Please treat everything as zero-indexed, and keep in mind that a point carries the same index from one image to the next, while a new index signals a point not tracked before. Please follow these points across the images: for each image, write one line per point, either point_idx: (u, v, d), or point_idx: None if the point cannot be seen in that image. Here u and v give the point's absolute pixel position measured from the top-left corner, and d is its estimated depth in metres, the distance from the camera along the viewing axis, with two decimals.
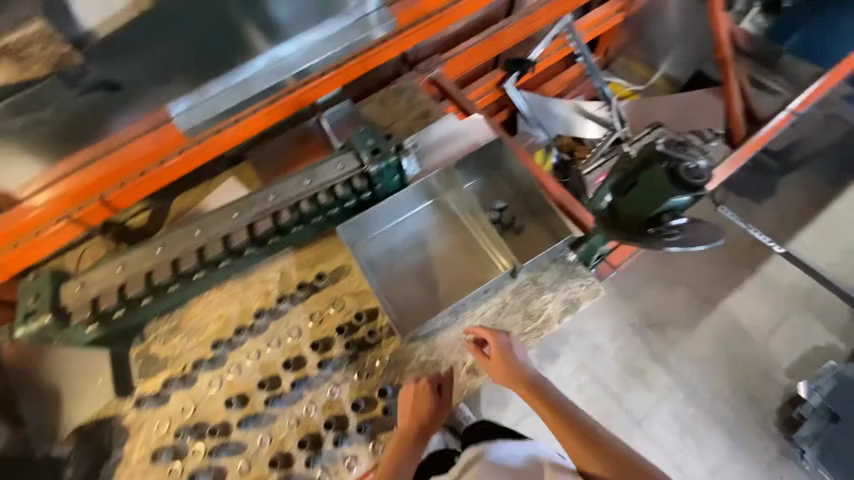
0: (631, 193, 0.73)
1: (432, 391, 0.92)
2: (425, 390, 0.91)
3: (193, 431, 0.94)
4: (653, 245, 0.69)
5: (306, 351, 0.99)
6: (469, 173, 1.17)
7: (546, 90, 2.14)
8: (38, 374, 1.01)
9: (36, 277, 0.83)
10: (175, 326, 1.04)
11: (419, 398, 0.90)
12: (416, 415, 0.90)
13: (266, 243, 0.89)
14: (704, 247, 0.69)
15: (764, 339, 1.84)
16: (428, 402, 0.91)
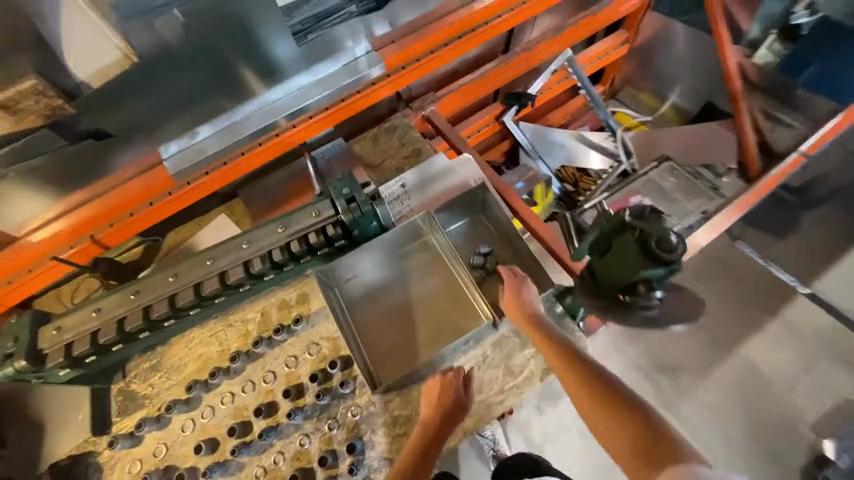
0: (606, 256, 0.69)
1: (456, 385, 0.91)
2: (448, 381, 0.90)
3: (162, 476, 0.92)
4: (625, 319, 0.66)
5: (279, 396, 0.98)
6: (454, 216, 1.15)
7: (550, 120, 2.14)
8: (28, 404, 1.04)
9: (17, 320, 0.84)
10: (155, 363, 1.04)
11: (442, 389, 0.89)
12: (441, 404, 0.88)
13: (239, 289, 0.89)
14: (678, 325, 0.64)
15: (786, 389, 1.70)
16: (453, 393, 0.89)
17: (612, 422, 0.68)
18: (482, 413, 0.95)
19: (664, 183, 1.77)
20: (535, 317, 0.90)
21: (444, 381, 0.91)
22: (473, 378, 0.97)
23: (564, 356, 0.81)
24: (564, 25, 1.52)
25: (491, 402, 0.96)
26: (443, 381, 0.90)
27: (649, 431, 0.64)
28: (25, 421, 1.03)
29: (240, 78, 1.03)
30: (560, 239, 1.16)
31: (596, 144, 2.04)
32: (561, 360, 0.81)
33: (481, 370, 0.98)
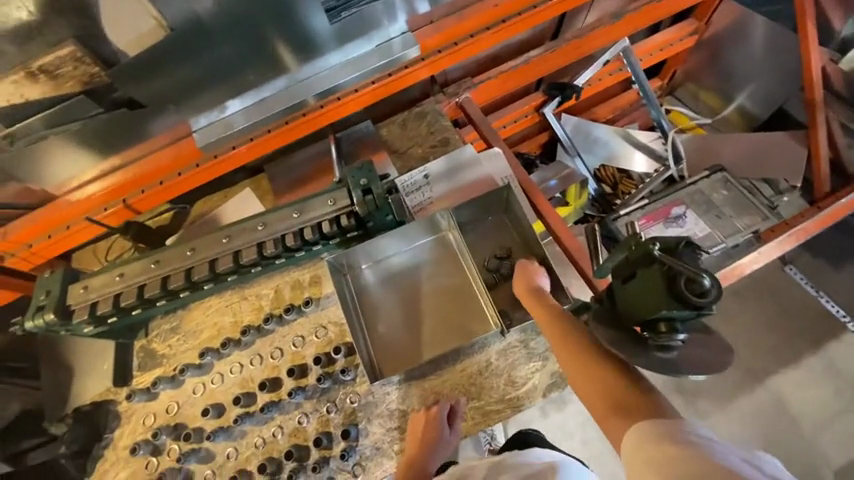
0: (629, 284, 0.63)
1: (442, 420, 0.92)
2: (433, 418, 0.91)
3: (171, 432, 0.98)
4: (636, 360, 0.58)
5: (283, 373, 1.01)
6: (475, 214, 1.10)
7: (596, 114, 2.00)
8: (62, 348, 1.13)
9: (51, 274, 0.90)
10: (175, 326, 1.10)
11: (425, 428, 0.91)
12: (424, 445, 0.91)
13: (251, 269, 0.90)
14: (698, 375, 0.56)
15: (815, 430, 1.59)
16: (439, 434, 0.91)
17: (593, 377, 0.69)
18: (478, 419, 0.93)
19: (713, 195, 1.62)
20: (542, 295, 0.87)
21: (428, 417, 0.92)
22: (474, 383, 0.96)
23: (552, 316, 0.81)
24: (623, 12, 1.37)
25: (488, 410, 0.94)
26: (428, 417, 0.92)
27: (630, 388, 0.65)
28: (59, 364, 1.12)
29: (274, 54, 1.01)
30: (586, 252, 1.09)
31: (642, 145, 1.90)
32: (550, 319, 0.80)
33: (484, 376, 0.96)
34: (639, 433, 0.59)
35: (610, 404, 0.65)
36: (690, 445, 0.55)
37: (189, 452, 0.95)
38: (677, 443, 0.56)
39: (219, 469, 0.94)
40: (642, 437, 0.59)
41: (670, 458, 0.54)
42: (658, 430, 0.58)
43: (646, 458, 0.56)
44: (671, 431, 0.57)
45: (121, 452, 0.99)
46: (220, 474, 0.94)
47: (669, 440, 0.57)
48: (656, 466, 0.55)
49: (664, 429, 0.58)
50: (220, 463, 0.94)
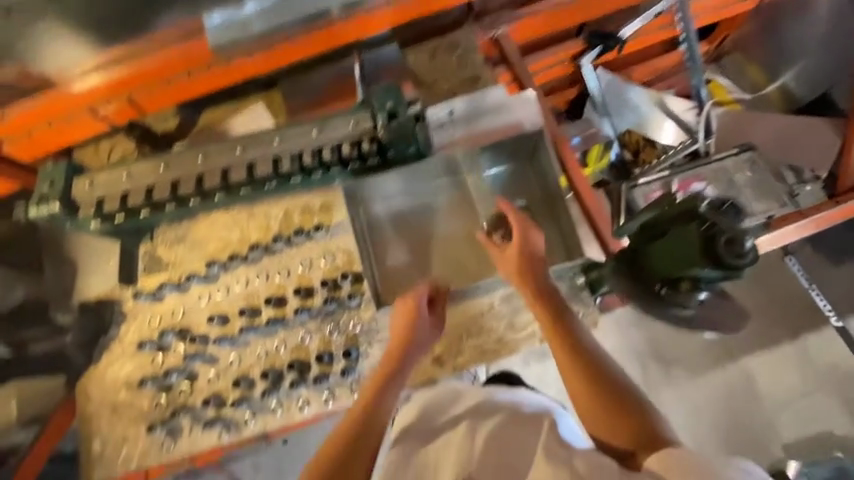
0: (657, 242, 0.63)
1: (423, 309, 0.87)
2: (412, 305, 0.86)
3: (177, 334, 1.01)
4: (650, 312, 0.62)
5: (289, 292, 1.02)
6: (497, 159, 1.06)
7: (633, 74, 1.84)
8: (65, 244, 1.12)
9: (54, 165, 0.86)
10: (181, 235, 1.09)
11: (403, 317, 0.85)
12: (404, 335, 0.84)
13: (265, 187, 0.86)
14: (710, 332, 0.61)
15: (775, 409, 1.70)
16: (417, 321, 0.85)
17: (603, 394, 0.68)
18: (475, 356, 0.97)
19: (736, 175, 1.58)
20: (540, 282, 0.83)
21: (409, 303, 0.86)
22: (475, 323, 0.98)
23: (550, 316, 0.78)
24: None
25: (486, 349, 0.97)
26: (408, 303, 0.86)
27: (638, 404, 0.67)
28: (61, 259, 1.12)
29: None
30: (604, 212, 1.05)
31: (674, 114, 1.79)
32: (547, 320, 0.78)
33: (484, 318, 0.98)
34: (660, 457, 0.59)
35: (621, 426, 0.65)
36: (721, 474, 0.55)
37: (194, 354, 0.99)
38: (705, 466, 0.56)
39: (223, 372, 0.99)
40: (665, 460, 0.59)
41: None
42: (686, 455, 0.58)
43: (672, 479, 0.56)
44: (700, 455, 0.58)
45: (127, 346, 1.03)
46: (224, 377, 0.98)
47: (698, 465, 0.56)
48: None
49: (692, 453, 0.58)
50: (224, 368, 0.99)
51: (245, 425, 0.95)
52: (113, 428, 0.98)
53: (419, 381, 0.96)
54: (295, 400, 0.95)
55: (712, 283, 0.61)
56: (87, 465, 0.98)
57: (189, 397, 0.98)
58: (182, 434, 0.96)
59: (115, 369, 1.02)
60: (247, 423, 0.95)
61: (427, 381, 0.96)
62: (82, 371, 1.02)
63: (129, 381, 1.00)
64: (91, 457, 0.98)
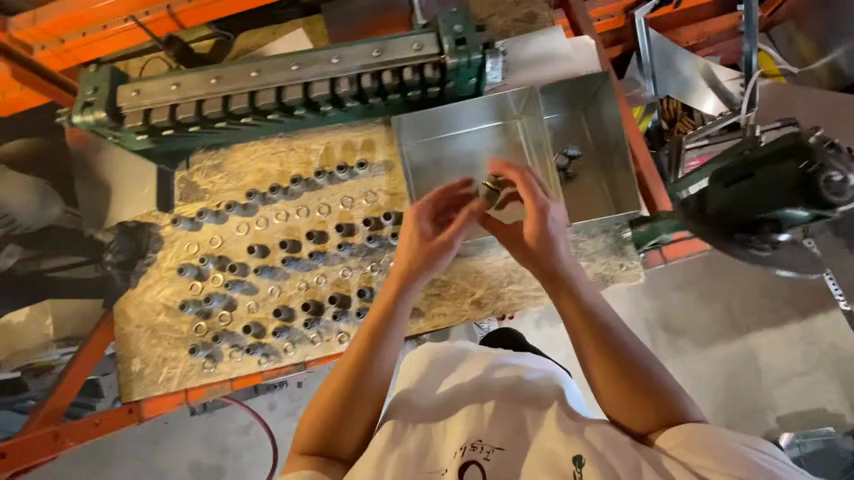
0: (738, 184, 0.61)
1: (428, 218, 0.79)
2: (412, 219, 0.77)
3: (217, 261, 1.01)
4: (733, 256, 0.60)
5: (330, 228, 1.01)
6: (552, 104, 1.02)
7: (680, 36, 1.73)
8: (97, 166, 1.09)
9: (97, 71, 0.82)
10: (218, 164, 1.06)
11: (408, 230, 0.77)
12: (410, 251, 0.76)
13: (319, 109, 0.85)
14: (790, 272, 0.60)
15: (772, 383, 1.72)
16: (423, 234, 0.77)
17: (619, 375, 0.65)
18: (515, 301, 0.97)
19: None
20: (554, 263, 0.72)
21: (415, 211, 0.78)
22: (517, 271, 0.98)
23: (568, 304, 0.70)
24: None
25: (526, 296, 0.97)
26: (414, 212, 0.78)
27: (658, 383, 0.64)
28: (96, 182, 1.09)
29: None
30: (656, 170, 1.00)
31: (717, 84, 1.69)
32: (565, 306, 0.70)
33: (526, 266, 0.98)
34: (670, 436, 0.59)
35: (634, 405, 0.63)
36: (741, 456, 0.54)
37: (235, 282, 0.99)
38: (722, 446, 0.55)
39: (262, 302, 0.99)
40: (677, 439, 0.58)
41: (716, 459, 0.54)
42: (703, 434, 0.57)
43: (684, 458, 0.56)
44: (718, 436, 0.56)
45: (165, 272, 1.02)
46: (263, 307, 0.99)
47: (711, 438, 0.56)
48: (692, 455, 0.55)
49: (710, 434, 0.57)
50: (263, 298, 0.99)
51: (285, 354, 0.97)
52: (152, 350, 0.99)
53: (458, 322, 0.97)
54: (335, 333, 0.96)
55: (796, 225, 0.60)
56: (126, 384, 0.97)
57: (229, 324, 0.99)
58: (222, 358, 0.98)
59: (153, 292, 1.01)
60: (286, 352, 0.97)
61: (466, 322, 0.97)
62: (119, 293, 1.02)
63: (168, 304, 1.01)
64: (130, 376, 0.98)
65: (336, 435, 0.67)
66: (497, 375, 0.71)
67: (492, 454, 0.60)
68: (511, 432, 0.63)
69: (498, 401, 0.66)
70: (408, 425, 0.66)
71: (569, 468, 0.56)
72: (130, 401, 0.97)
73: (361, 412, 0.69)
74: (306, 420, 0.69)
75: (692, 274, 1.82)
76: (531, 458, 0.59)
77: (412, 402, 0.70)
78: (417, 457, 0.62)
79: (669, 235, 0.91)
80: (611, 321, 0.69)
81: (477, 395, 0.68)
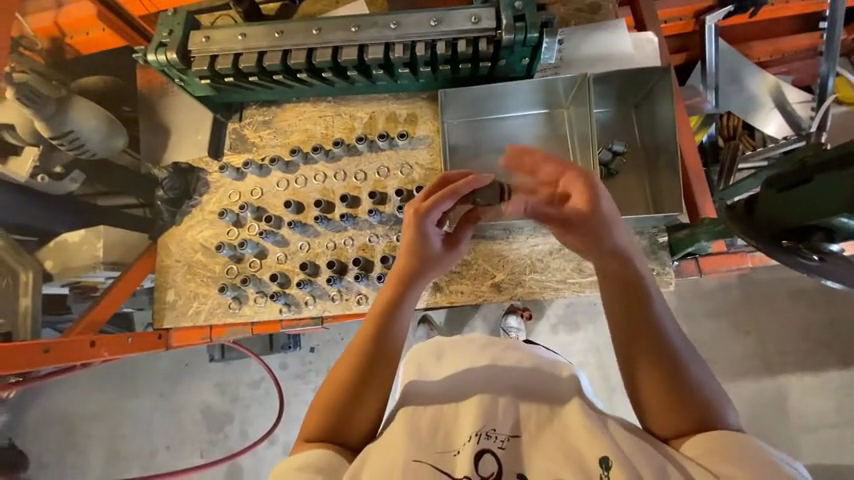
0: (794, 190, 0.59)
1: (436, 218, 0.72)
2: (419, 213, 0.70)
3: (255, 211, 1.06)
4: (780, 258, 0.58)
5: (363, 195, 1.04)
6: (604, 98, 1.00)
7: (749, 51, 1.52)
8: (160, 110, 1.17)
9: (175, 15, 0.93)
10: (268, 121, 1.11)
11: (412, 228, 0.71)
12: (414, 251, 0.72)
13: (370, 74, 0.97)
14: (833, 282, 0.55)
15: (801, 435, 1.50)
16: (429, 235, 0.73)
17: (644, 370, 0.61)
18: (535, 290, 0.97)
19: None
20: (609, 244, 0.66)
21: (417, 208, 0.71)
22: (541, 261, 0.98)
23: (617, 293, 0.65)
24: None
25: (546, 285, 0.97)
26: (417, 209, 0.71)
27: (686, 380, 0.60)
28: (158, 126, 1.17)
29: None
30: (705, 178, 0.97)
31: (787, 105, 1.46)
32: (615, 297, 0.65)
33: (550, 257, 0.97)
34: (699, 442, 0.54)
35: (658, 406, 0.59)
36: (773, 470, 0.49)
37: (268, 232, 1.04)
38: (753, 458, 0.50)
39: (290, 255, 1.04)
40: (709, 446, 0.53)
41: (747, 471, 0.49)
42: (734, 442, 0.52)
43: (711, 466, 0.51)
44: (752, 446, 0.52)
45: (207, 215, 1.09)
46: (290, 260, 1.04)
47: (744, 443, 0.52)
48: (719, 455, 0.51)
49: (740, 443, 0.52)
50: (291, 251, 1.04)
51: (304, 306, 1.02)
52: (186, 283, 1.06)
53: (474, 301, 0.97)
54: (354, 294, 1.00)
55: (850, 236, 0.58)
56: (159, 311, 1.05)
57: (257, 270, 1.05)
58: (247, 301, 1.04)
59: (194, 232, 1.09)
60: (307, 305, 1.02)
61: (481, 303, 0.97)
62: (165, 228, 1.10)
63: (205, 244, 1.08)
64: (164, 304, 1.05)
65: (343, 422, 0.63)
66: (505, 361, 0.64)
67: (508, 443, 0.53)
68: (524, 423, 0.55)
69: (509, 390, 0.59)
70: (418, 409, 0.58)
71: (595, 471, 0.48)
72: (161, 327, 1.04)
73: (368, 399, 0.64)
74: (312, 413, 0.64)
75: (728, 302, 1.60)
76: (550, 455, 0.51)
77: (419, 380, 0.63)
78: (429, 437, 0.54)
79: (707, 244, 0.86)
80: (648, 311, 0.64)
81: (486, 382, 0.60)
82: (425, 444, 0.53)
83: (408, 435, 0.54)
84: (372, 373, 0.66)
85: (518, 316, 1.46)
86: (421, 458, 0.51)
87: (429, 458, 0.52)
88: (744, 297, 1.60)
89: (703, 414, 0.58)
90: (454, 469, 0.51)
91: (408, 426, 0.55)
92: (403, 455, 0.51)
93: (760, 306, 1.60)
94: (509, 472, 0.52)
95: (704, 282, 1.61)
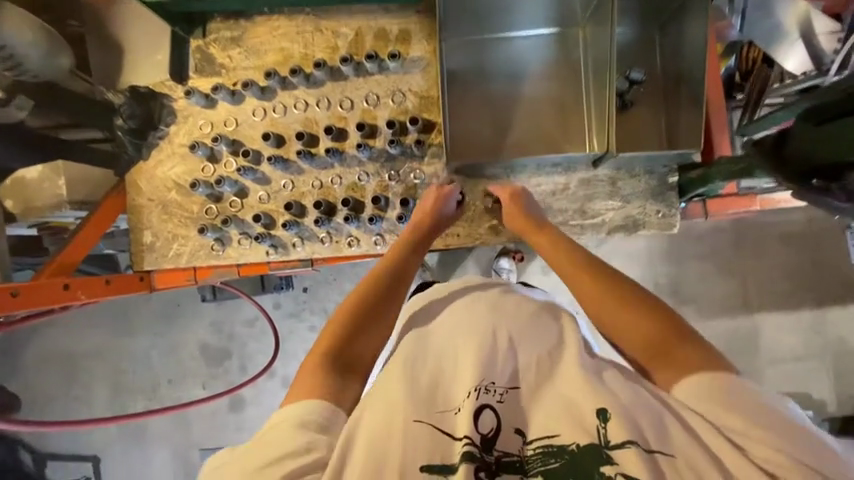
0: (826, 125, 0.54)
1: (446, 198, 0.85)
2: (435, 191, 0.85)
3: (230, 144, 0.96)
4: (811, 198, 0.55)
5: (351, 127, 0.93)
6: (626, 13, 0.88)
7: None
8: (110, 23, 1.00)
9: None
10: (237, 37, 0.96)
11: (435, 196, 0.84)
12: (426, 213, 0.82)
13: None
14: None
15: (766, 364, 1.61)
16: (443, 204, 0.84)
17: (622, 317, 0.58)
18: None
19: None
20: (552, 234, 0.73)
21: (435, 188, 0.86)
22: (543, 203, 0.92)
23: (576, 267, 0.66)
24: None
25: None
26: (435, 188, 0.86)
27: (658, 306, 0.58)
28: (108, 43, 1.01)
29: None
30: (724, 112, 0.90)
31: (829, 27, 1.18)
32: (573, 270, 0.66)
33: (553, 198, 0.92)
34: (704, 396, 0.50)
35: (645, 346, 0.56)
36: (773, 413, 0.48)
37: (247, 169, 0.95)
38: (749, 403, 0.48)
39: (274, 194, 0.96)
40: (714, 398, 0.49)
41: (746, 417, 0.47)
42: (738, 389, 0.49)
43: (712, 416, 0.48)
44: (755, 394, 0.49)
45: (177, 149, 0.98)
46: (274, 199, 0.96)
47: (747, 389, 0.50)
48: (723, 405, 0.48)
49: (738, 388, 0.49)
50: (275, 190, 0.96)
51: (293, 249, 0.96)
52: (162, 225, 0.99)
53: (472, 242, 0.93)
54: (345, 237, 0.95)
55: None
56: (138, 254, 0.99)
57: (239, 211, 0.97)
58: (230, 243, 0.98)
59: (165, 168, 0.99)
60: (295, 247, 0.96)
61: (479, 245, 0.93)
62: (131, 163, 0.99)
63: (179, 182, 0.99)
64: (142, 247, 0.99)
65: (355, 340, 0.61)
66: (505, 308, 0.60)
67: (506, 396, 0.52)
68: (523, 375, 0.54)
69: (507, 337, 0.56)
70: (415, 364, 0.55)
71: (593, 423, 0.48)
72: (141, 270, 0.99)
73: (383, 328, 0.63)
74: (317, 344, 0.60)
75: (718, 245, 1.61)
76: (550, 411, 0.50)
77: (418, 334, 0.61)
78: (427, 392, 0.52)
79: (721, 185, 0.81)
80: (604, 275, 0.63)
81: (481, 328, 0.57)
82: (422, 400, 0.52)
83: (407, 390, 0.52)
84: (385, 299, 0.66)
85: (510, 257, 1.45)
86: (423, 419, 0.50)
87: (428, 417, 0.50)
88: (735, 239, 1.61)
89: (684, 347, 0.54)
90: (455, 428, 0.50)
91: (406, 379, 0.53)
92: (403, 413, 0.50)
93: (749, 248, 1.61)
94: (508, 427, 0.50)
95: (697, 225, 1.60)
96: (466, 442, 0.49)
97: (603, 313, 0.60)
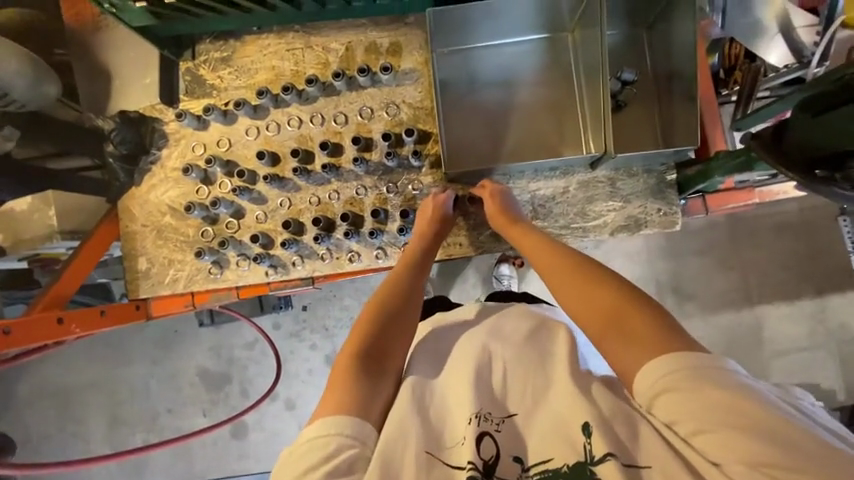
0: (826, 115, 0.56)
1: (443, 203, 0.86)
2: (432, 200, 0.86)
3: (224, 166, 0.94)
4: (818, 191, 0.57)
5: (346, 141, 0.93)
6: (614, 15, 0.89)
7: None
8: (99, 50, 1.00)
9: None
10: (227, 57, 0.95)
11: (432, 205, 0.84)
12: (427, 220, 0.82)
13: None
14: None
15: (772, 357, 1.60)
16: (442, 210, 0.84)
17: (604, 314, 0.53)
18: None
19: None
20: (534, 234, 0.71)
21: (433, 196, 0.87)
22: (542, 208, 0.91)
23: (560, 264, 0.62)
24: None
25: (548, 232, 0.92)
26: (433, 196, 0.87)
27: (639, 295, 0.54)
28: (96, 70, 1.00)
29: None
30: (716, 109, 0.92)
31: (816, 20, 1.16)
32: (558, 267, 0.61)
33: (552, 202, 0.91)
34: (677, 402, 0.45)
35: (624, 348, 0.51)
36: (764, 425, 0.42)
37: (242, 189, 0.93)
38: (734, 412, 0.43)
39: (271, 214, 0.95)
40: (687, 405, 0.45)
41: (720, 426, 0.43)
42: (721, 397, 0.44)
43: (681, 425, 0.45)
44: (745, 402, 0.43)
45: (170, 173, 0.97)
46: (272, 218, 0.95)
47: (736, 396, 0.44)
48: (697, 412, 0.44)
49: (721, 395, 0.44)
50: (272, 209, 0.95)
51: (292, 267, 0.95)
52: (157, 250, 0.97)
53: (475, 251, 0.92)
54: (345, 252, 0.93)
55: None
56: (133, 281, 0.96)
57: (236, 232, 0.95)
58: (228, 266, 0.96)
59: (159, 192, 0.97)
60: (295, 266, 0.94)
61: (481, 253, 0.92)
62: (123, 189, 0.97)
63: (173, 206, 0.97)
64: (137, 274, 0.97)
65: (383, 338, 0.59)
66: (503, 331, 0.60)
67: (503, 425, 0.50)
68: (519, 401, 0.52)
69: (501, 365, 0.55)
70: (423, 395, 0.54)
71: (579, 440, 0.47)
72: (137, 298, 0.96)
73: (410, 326, 0.62)
74: (345, 345, 0.58)
75: (715, 240, 1.62)
76: (545, 431, 0.49)
77: (416, 360, 0.60)
78: (428, 422, 0.51)
79: (723, 179, 0.81)
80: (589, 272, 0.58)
81: (476, 351, 0.57)
82: (423, 429, 0.50)
83: (418, 419, 0.51)
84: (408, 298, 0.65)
85: (510, 264, 1.43)
86: (432, 450, 0.49)
87: (437, 450, 0.50)
88: (731, 233, 1.62)
89: (650, 332, 0.50)
90: (459, 458, 0.49)
91: (410, 407, 0.52)
92: (414, 449, 0.48)
93: (746, 241, 1.61)
94: (507, 455, 0.49)
95: (694, 222, 1.60)
96: (470, 468, 0.47)
97: (585, 312, 0.55)
